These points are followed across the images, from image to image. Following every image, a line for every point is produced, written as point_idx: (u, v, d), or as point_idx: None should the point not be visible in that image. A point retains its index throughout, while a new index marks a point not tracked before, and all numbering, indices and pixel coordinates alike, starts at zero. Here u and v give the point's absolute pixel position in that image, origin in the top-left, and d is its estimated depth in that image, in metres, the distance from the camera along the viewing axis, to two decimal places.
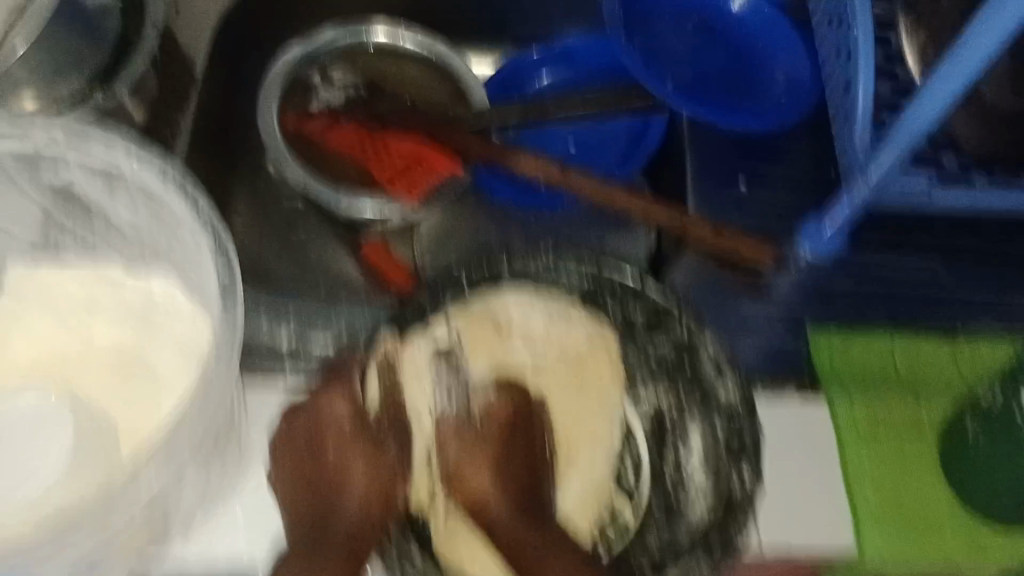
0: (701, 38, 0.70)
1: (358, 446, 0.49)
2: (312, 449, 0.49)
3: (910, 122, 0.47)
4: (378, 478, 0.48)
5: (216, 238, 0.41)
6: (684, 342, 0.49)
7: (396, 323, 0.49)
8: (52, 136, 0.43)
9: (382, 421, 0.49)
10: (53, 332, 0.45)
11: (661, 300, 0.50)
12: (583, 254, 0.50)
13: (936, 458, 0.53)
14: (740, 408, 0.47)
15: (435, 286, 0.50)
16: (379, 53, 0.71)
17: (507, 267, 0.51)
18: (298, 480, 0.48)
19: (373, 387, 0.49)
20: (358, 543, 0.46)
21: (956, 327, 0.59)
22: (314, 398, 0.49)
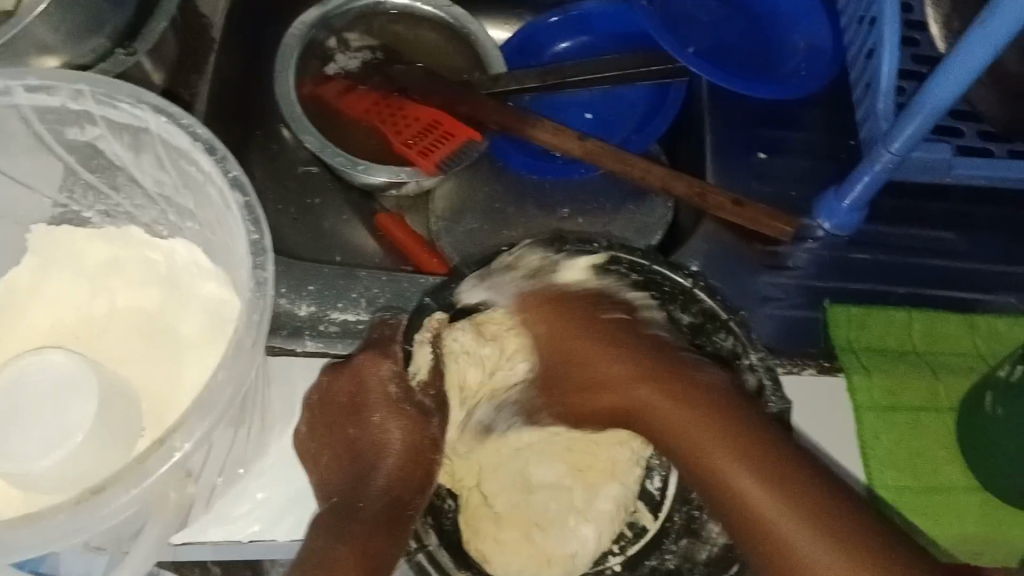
0: (720, 4, 0.69)
1: (399, 415, 0.49)
2: (355, 410, 0.49)
3: (933, 93, 0.47)
4: (417, 444, 0.48)
5: (245, 196, 0.40)
6: (729, 351, 0.48)
7: (437, 298, 0.47)
8: (79, 89, 0.42)
9: (426, 393, 0.49)
10: (76, 294, 0.46)
11: (712, 304, 0.48)
12: (638, 253, 0.49)
13: (951, 434, 0.53)
14: (776, 424, 0.47)
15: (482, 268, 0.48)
16: (397, 17, 0.71)
17: (555, 249, 0.49)
18: (333, 451, 0.48)
19: (418, 358, 0.48)
20: (397, 510, 0.45)
21: (972, 303, 0.59)
22: (352, 360, 0.48)
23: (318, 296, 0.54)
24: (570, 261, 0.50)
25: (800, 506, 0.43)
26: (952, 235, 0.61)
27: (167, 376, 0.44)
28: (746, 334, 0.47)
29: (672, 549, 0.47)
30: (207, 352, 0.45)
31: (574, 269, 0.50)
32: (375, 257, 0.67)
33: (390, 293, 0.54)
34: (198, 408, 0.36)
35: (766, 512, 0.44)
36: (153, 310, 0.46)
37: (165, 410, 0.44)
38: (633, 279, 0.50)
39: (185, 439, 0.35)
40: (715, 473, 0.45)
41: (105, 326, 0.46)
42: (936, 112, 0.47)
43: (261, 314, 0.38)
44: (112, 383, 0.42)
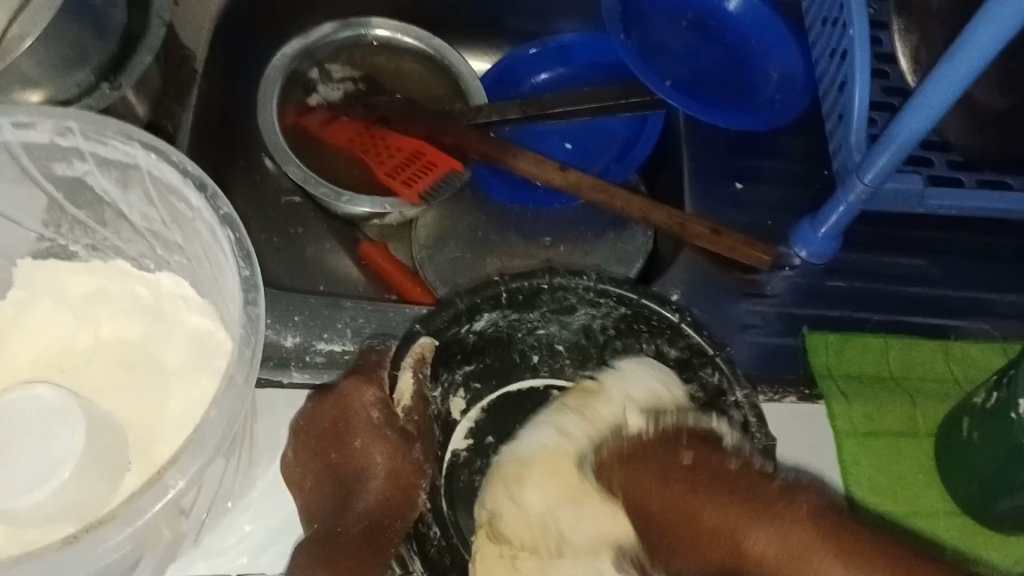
0: (695, 35, 0.70)
1: (381, 440, 0.47)
2: (339, 436, 0.47)
3: (904, 126, 0.48)
4: (399, 472, 0.46)
5: (236, 233, 0.41)
6: (715, 388, 0.48)
7: (429, 324, 0.47)
8: (67, 125, 0.43)
9: (409, 419, 0.48)
10: (61, 327, 0.46)
11: (698, 339, 0.49)
12: (626, 287, 0.50)
13: (928, 458, 0.54)
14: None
15: (471, 297, 0.48)
16: (378, 48, 0.71)
17: (547, 280, 0.50)
18: (315, 475, 0.47)
19: (402, 384, 0.47)
20: (375, 536, 0.43)
21: (946, 328, 0.61)
22: (336, 386, 0.48)
23: (303, 327, 0.54)
24: (559, 291, 0.50)
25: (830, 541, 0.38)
26: (925, 262, 0.63)
27: (153, 409, 0.44)
28: (731, 370, 0.48)
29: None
30: (194, 385, 0.45)
31: (563, 299, 0.51)
32: (358, 286, 0.67)
33: (375, 324, 0.55)
34: (192, 447, 0.36)
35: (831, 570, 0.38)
36: (139, 343, 0.46)
37: (151, 443, 0.43)
38: (622, 311, 0.51)
39: (177, 476, 0.35)
40: (738, 557, 0.40)
41: (90, 360, 0.45)
42: (906, 145, 0.49)
43: (254, 349, 0.38)
44: (98, 417, 0.42)
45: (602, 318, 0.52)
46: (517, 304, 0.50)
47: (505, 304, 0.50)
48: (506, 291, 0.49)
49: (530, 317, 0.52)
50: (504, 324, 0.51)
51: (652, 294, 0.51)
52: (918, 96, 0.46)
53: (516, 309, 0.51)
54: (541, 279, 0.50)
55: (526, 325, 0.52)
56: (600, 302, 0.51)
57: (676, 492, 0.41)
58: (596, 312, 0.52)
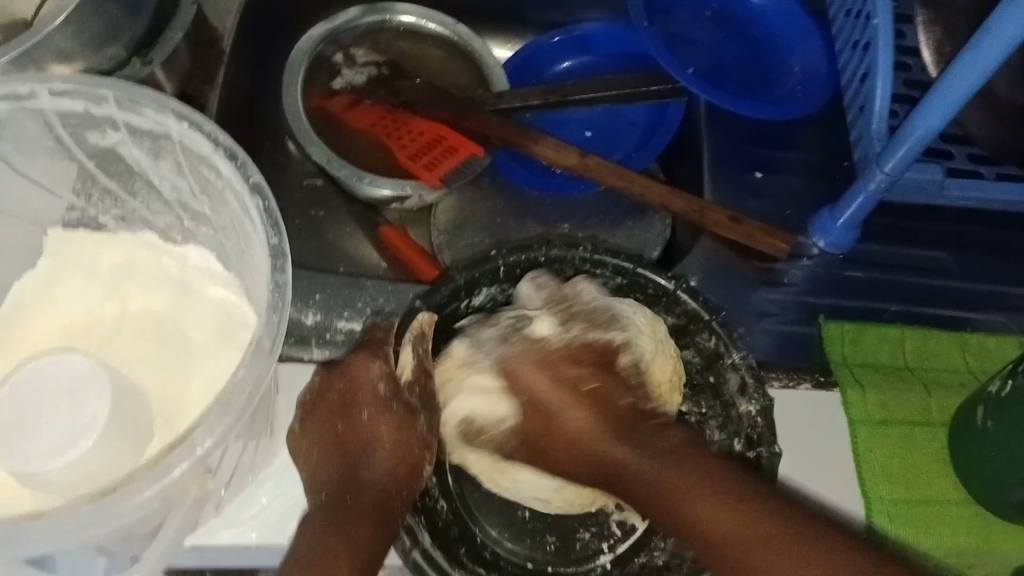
0: (718, 27, 0.70)
1: (387, 413, 0.47)
2: (346, 407, 0.48)
3: (926, 115, 0.48)
4: (404, 444, 0.47)
5: (265, 201, 0.41)
6: (711, 352, 0.50)
7: (429, 301, 0.48)
8: (104, 94, 0.43)
9: (413, 392, 0.49)
10: (89, 299, 0.47)
11: (694, 305, 0.50)
12: (623, 257, 0.50)
13: (942, 447, 0.54)
14: (760, 421, 0.47)
15: (468, 272, 0.49)
16: (403, 33, 0.72)
17: (543, 254, 0.50)
18: (323, 447, 0.47)
19: (405, 358, 0.48)
20: (386, 506, 0.44)
21: (962, 321, 0.61)
22: (344, 359, 0.48)
23: (324, 305, 0.55)
24: (556, 263, 0.51)
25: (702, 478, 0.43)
26: (944, 255, 0.63)
27: (176, 378, 0.45)
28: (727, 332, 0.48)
29: (661, 546, 0.48)
30: (216, 355, 0.45)
31: (561, 272, 0.51)
32: (378, 267, 0.68)
33: (394, 304, 0.56)
34: (219, 407, 0.37)
35: (675, 486, 0.43)
36: (165, 314, 0.47)
37: (173, 412, 0.44)
38: (619, 281, 0.51)
39: (205, 436, 0.36)
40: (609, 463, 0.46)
41: (116, 329, 0.46)
42: (929, 134, 0.49)
43: (280, 314, 0.39)
44: (123, 384, 0.43)
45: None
46: (516, 279, 0.50)
47: (503, 277, 0.50)
48: (504, 265, 0.50)
49: None
50: (504, 299, 0.51)
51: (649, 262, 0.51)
52: (941, 85, 0.46)
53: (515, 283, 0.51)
54: (537, 251, 0.50)
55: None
56: (598, 272, 0.51)
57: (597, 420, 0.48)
58: None
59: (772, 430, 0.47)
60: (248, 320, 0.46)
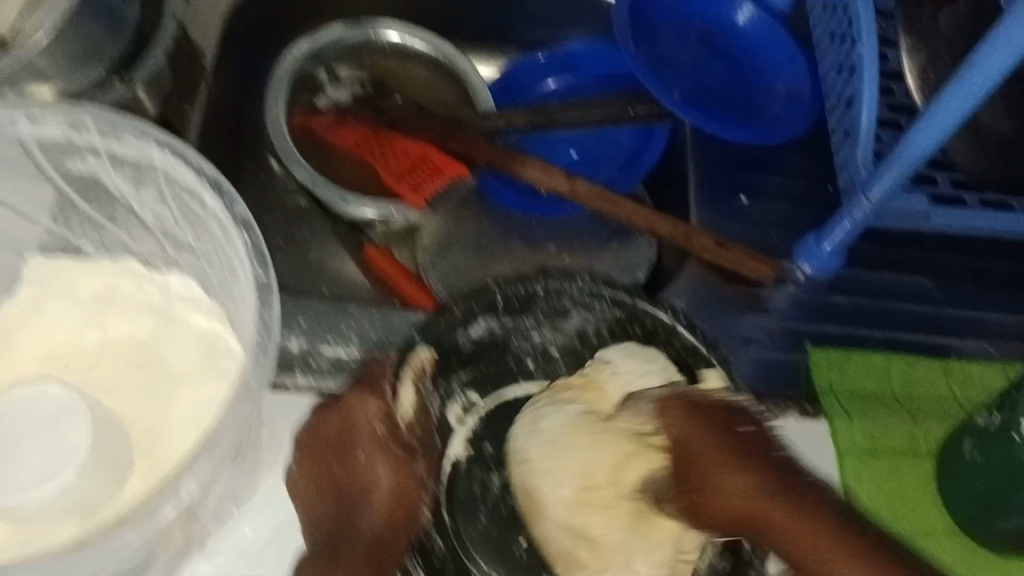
0: (703, 48, 0.70)
1: (385, 454, 0.46)
2: (343, 446, 0.47)
3: (914, 143, 0.48)
4: (402, 486, 0.46)
5: (252, 235, 0.41)
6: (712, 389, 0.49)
7: (426, 334, 0.47)
8: (82, 120, 0.43)
9: (411, 432, 0.47)
10: (68, 327, 0.46)
11: (693, 340, 0.49)
12: (620, 288, 0.51)
13: (930, 477, 0.54)
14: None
15: (466, 303, 0.48)
16: (387, 52, 0.71)
17: (541, 285, 0.50)
18: (319, 486, 0.46)
19: (404, 394, 0.47)
20: (378, 552, 0.44)
21: (947, 348, 0.61)
22: (341, 399, 0.47)
23: (308, 331, 0.53)
24: (555, 296, 0.50)
25: (835, 543, 0.43)
26: (927, 282, 0.63)
27: (158, 408, 0.44)
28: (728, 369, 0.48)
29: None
30: (199, 386, 0.44)
31: (558, 303, 0.51)
32: (362, 288, 0.67)
33: (381, 330, 0.54)
34: (207, 444, 0.37)
35: (823, 562, 0.43)
36: (145, 343, 0.46)
37: (155, 446, 0.43)
38: (616, 312, 0.51)
39: (189, 478, 0.37)
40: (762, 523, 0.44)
41: (94, 359, 0.45)
42: (912, 160, 0.49)
43: (267, 351, 0.39)
44: (103, 415, 0.42)
45: (596, 321, 0.51)
46: (513, 310, 0.50)
47: (501, 310, 0.49)
48: (502, 296, 0.49)
49: (525, 323, 0.51)
50: (500, 330, 0.50)
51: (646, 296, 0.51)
52: (930, 112, 0.47)
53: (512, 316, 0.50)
54: (536, 284, 0.50)
55: (520, 331, 0.51)
56: (595, 304, 0.51)
57: (758, 483, 0.45)
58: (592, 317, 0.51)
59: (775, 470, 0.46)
60: (232, 347, 0.45)
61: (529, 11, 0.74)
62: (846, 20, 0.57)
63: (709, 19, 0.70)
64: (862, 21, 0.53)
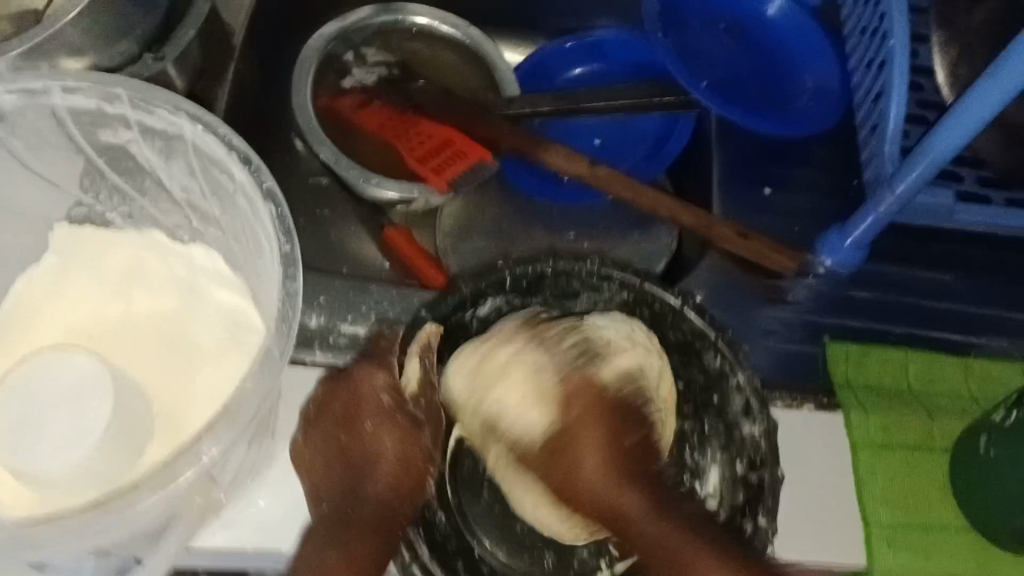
0: (732, 38, 0.70)
1: (390, 425, 0.47)
2: (350, 417, 0.48)
3: (941, 139, 0.48)
4: (407, 456, 0.47)
5: (277, 208, 0.42)
6: (716, 371, 0.49)
7: (434, 311, 0.47)
8: (118, 93, 0.44)
9: (417, 404, 0.48)
10: (95, 295, 0.47)
11: (700, 323, 0.49)
12: (630, 270, 0.50)
13: (943, 472, 0.54)
14: (763, 443, 0.46)
15: (475, 282, 0.48)
16: (416, 34, 0.72)
17: (550, 266, 0.49)
18: (328, 457, 0.47)
19: (409, 369, 0.48)
20: (387, 520, 0.45)
21: (965, 345, 0.61)
22: (349, 372, 0.48)
23: (328, 308, 0.54)
24: (563, 277, 0.50)
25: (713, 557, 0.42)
26: (950, 277, 0.62)
27: (178, 376, 0.45)
28: (735, 352, 0.48)
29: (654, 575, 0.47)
30: (219, 357, 0.45)
31: (567, 284, 0.50)
32: (381, 270, 0.68)
33: (400, 309, 0.55)
34: (226, 419, 0.38)
35: None
36: (169, 317, 0.47)
37: (175, 414, 0.44)
38: (624, 296, 0.50)
39: (212, 444, 0.37)
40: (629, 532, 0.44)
41: (119, 328, 0.46)
42: (940, 159, 0.49)
43: (290, 324, 0.40)
44: (125, 382, 0.42)
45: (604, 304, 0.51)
46: (522, 290, 0.49)
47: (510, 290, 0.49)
48: (511, 276, 0.49)
49: None
50: None
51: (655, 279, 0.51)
52: (958, 108, 0.46)
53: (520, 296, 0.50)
54: (545, 263, 0.49)
55: None
56: (604, 287, 0.50)
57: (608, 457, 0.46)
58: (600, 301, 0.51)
59: (776, 452, 0.46)
60: (255, 324, 0.46)
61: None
62: (878, 14, 0.56)
63: (740, 8, 0.70)
64: (894, 16, 0.53)
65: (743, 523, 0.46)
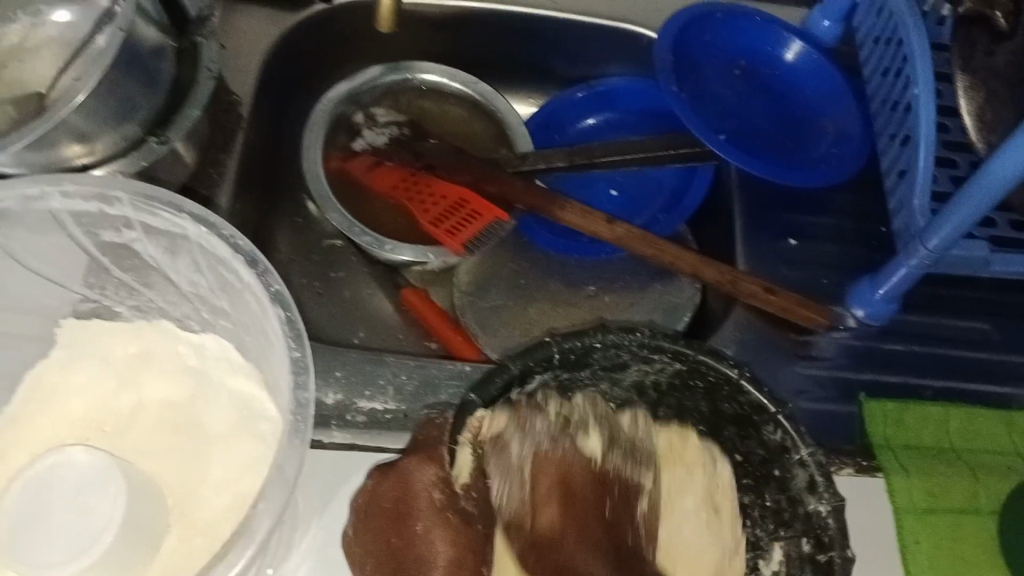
0: (747, 83, 0.68)
1: (445, 524, 0.43)
2: (398, 514, 0.44)
3: (987, 178, 0.45)
4: (462, 558, 0.42)
5: (286, 311, 0.41)
6: (778, 445, 0.45)
7: (482, 394, 0.43)
8: (118, 196, 0.43)
9: (469, 498, 0.44)
10: (106, 391, 0.45)
11: (760, 397, 0.45)
12: (682, 341, 0.45)
13: (991, 537, 0.51)
14: (832, 522, 0.42)
15: (522, 360, 0.43)
16: (425, 92, 0.71)
17: (600, 339, 0.45)
18: (377, 561, 0.43)
19: (461, 459, 0.44)
20: None
21: (1004, 398, 0.58)
22: (399, 464, 0.45)
23: (345, 383, 0.53)
24: (613, 349, 0.45)
25: None
26: (985, 325, 0.61)
27: (193, 474, 0.43)
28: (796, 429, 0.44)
29: None
30: (232, 449, 0.44)
31: (616, 357, 0.46)
32: (398, 333, 0.66)
33: (418, 381, 0.53)
34: (240, 539, 0.37)
35: None
36: (179, 405, 0.45)
37: (190, 512, 0.42)
38: (677, 367, 0.46)
39: (223, 574, 0.36)
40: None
41: (131, 420, 0.45)
42: (991, 196, 0.46)
43: (303, 435, 0.39)
44: (139, 484, 0.41)
45: (655, 374, 0.47)
46: (570, 365, 0.45)
47: (557, 365, 0.45)
48: (559, 351, 0.44)
49: (581, 376, 0.46)
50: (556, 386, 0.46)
51: (708, 347, 0.46)
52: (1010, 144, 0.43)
53: (567, 371, 0.46)
54: (593, 337, 0.45)
55: (576, 385, 0.47)
56: (655, 357, 0.46)
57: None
58: (649, 368, 0.47)
59: (845, 532, 0.42)
60: (268, 411, 0.44)
61: (568, 50, 0.73)
62: (901, 55, 0.54)
63: (755, 52, 0.69)
64: (919, 61, 0.51)
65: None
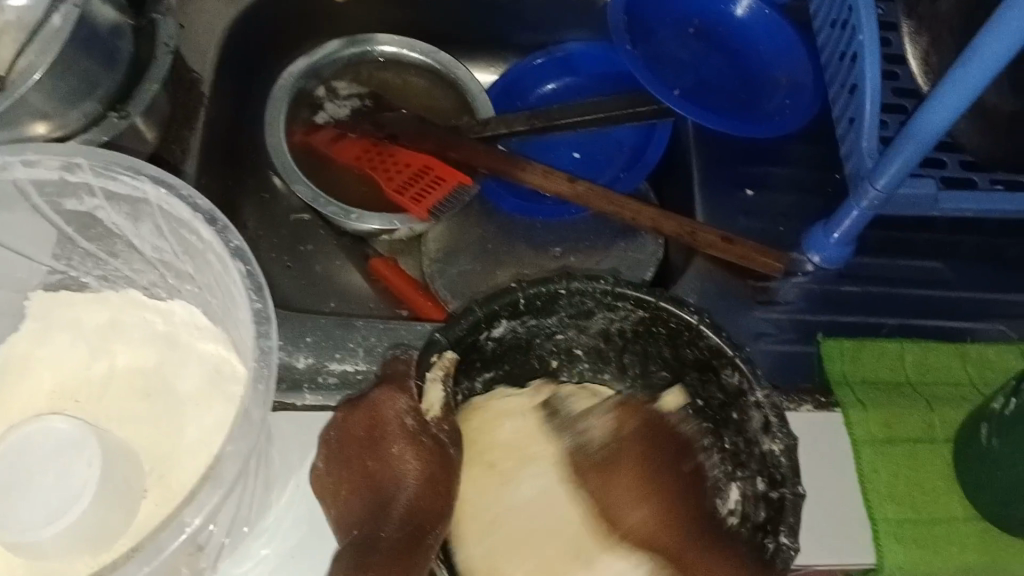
0: (702, 42, 0.69)
1: (416, 447, 0.45)
2: (372, 438, 0.46)
3: (929, 115, 0.46)
4: (433, 479, 0.45)
5: (247, 265, 0.43)
6: (736, 388, 0.47)
7: (448, 334, 0.45)
8: (78, 162, 0.44)
9: (440, 428, 0.46)
10: (76, 360, 0.46)
11: (717, 341, 0.47)
12: (644, 289, 0.48)
13: (947, 464, 0.54)
14: (784, 460, 0.44)
15: (488, 305, 0.46)
16: (385, 64, 0.72)
17: (564, 286, 0.47)
18: (352, 484, 0.46)
19: (431, 396, 0.45)
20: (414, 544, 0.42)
21: (961, 330, 0.60)
22: (370, 394, 0.46)
23: (315, 348, 0.54)
24: (577, 296, 0.48)
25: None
26: (940, 264, 0.63)
27: (167, 435, 0.45)
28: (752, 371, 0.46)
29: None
30: (204, 409, 0.45)
31: (581, 304, 0.49)
32: (369, 301, 0.68)
33: (388, 343, 0.54)
34: (209, 483, 0.38)
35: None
36: (150, 371, 0.46)
37: (166, 472, 0.44)
38: (640, 314, 0.49)
39: (194, 514, 0.38)
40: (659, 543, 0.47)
41: (103, 388, 0.46)
42: (925, 143, 0.47)
43: (267, 382, 0.40)
44: (114, 444, 0.42)
45: (620, 321, 0.50)
46: (535, 309, 0.48)
47: (522, 311, 0.47)
48: (523, 297, 0.47)
49: (548, 322, 0.50)
50: (523, 330, 0.49)
51: (670, 295, 0.48)
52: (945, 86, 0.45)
53: (533, 315, 0.48)
54: (559, 283, 0.47)
55: (544, 331, 0.50)
56: (618, 305, 0.48)
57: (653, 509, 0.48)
58: (614, 315, 0.49)
59: (796, 470, 0.44)
60: (238, 372, 0.45)
61: (525, 16, 0.74)
62: (846, 6, 0.55)
63: (707, 11, 0.70)
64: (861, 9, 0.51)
65: (765, 540, 0.44)
